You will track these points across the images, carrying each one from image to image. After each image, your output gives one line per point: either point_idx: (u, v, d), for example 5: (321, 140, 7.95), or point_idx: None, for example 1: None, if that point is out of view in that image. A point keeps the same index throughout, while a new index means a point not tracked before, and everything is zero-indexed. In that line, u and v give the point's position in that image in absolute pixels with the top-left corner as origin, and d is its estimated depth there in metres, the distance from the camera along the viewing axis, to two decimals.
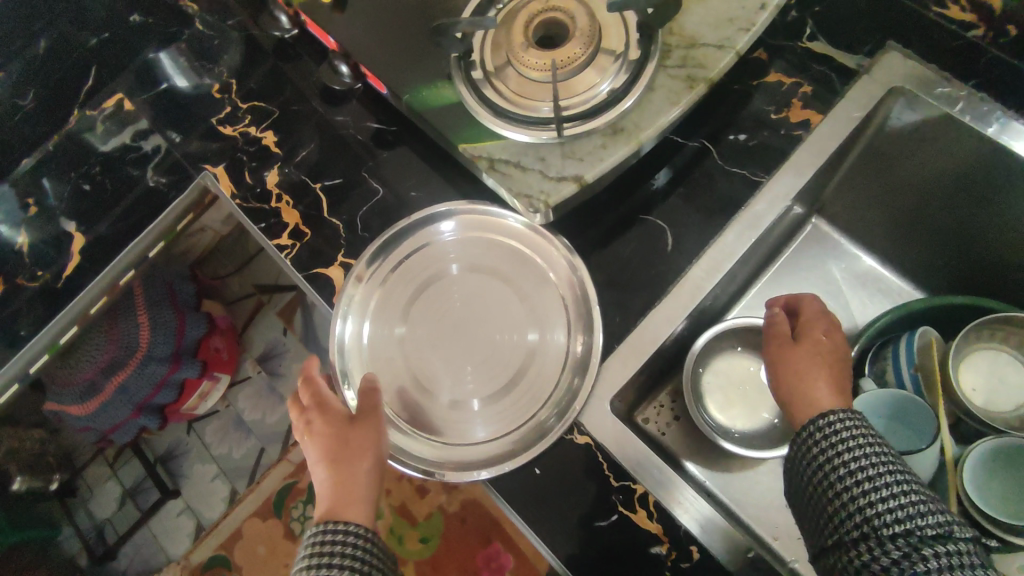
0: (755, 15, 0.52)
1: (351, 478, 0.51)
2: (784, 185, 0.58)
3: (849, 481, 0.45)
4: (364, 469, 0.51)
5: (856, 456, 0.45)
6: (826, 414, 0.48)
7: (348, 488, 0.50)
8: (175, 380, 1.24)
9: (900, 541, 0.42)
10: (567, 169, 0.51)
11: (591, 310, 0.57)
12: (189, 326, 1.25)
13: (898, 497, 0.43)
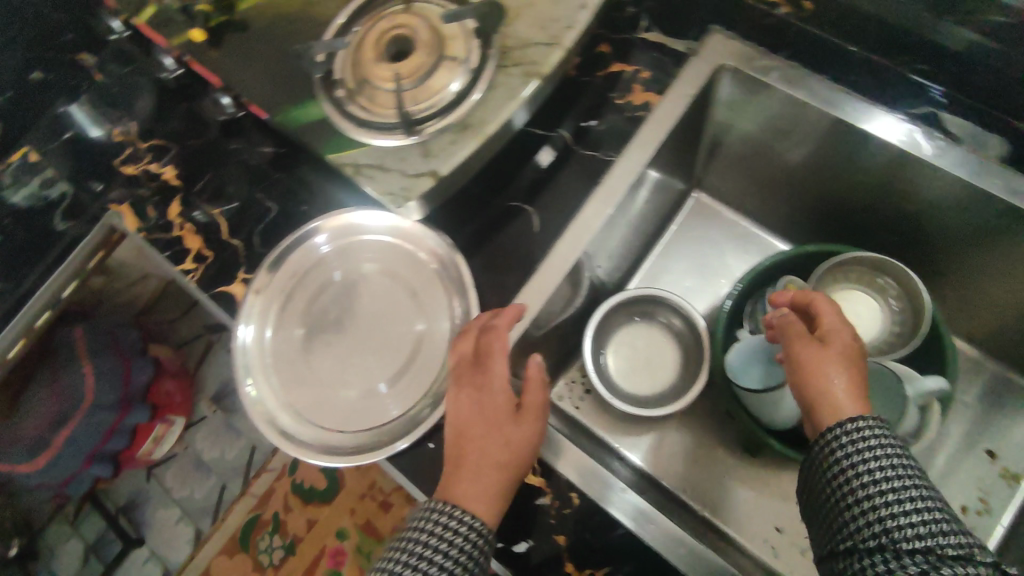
0: (576, 15, 0.59)
1: (489, 459, 0.53)
2: (631, 161, 0.65)
3: (869, 491, 0.44)
4: (498, 457, 0.53)
5: (880, 465, 0.44)
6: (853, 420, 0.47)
7: (481, 468, 0.52)
8: (125, 426, 1.23)
9: (917, 558, 0.40)
10: (424, 166, 0.57)
11: (468, 293, 0.62)
12: (136, 372, 1.23)
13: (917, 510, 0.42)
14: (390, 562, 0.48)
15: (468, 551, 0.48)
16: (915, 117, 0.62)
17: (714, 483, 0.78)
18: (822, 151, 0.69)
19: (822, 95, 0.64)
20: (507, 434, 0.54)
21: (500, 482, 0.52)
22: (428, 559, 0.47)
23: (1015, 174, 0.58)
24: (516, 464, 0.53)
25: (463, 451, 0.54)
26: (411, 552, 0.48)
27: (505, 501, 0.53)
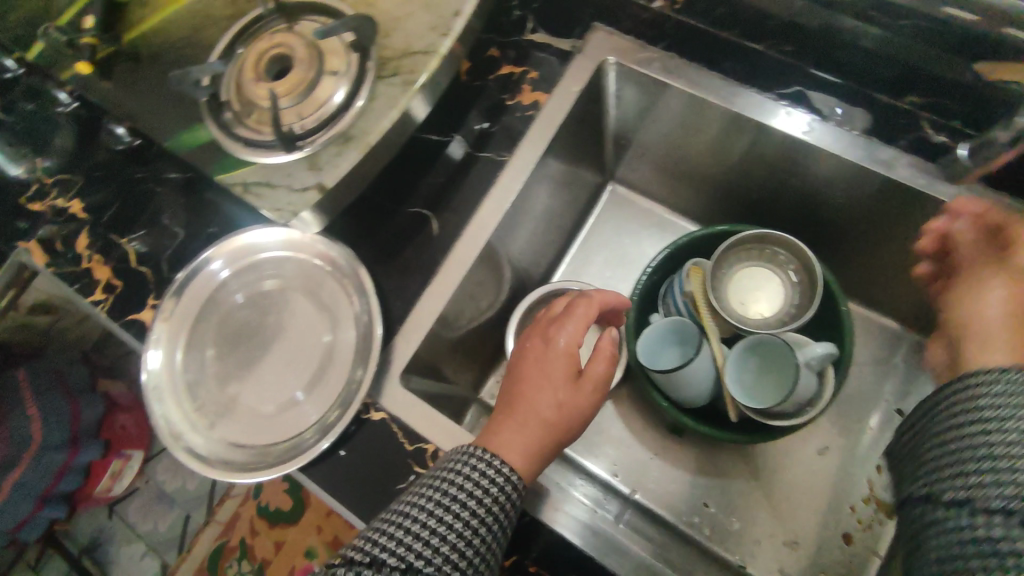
0: (450, 22, 0.60)
1: (536, 415, 0.55)
2: (522, 159, 0.67)
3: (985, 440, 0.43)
4: (544, 414, 0.55)
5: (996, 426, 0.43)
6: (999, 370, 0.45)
7: (525, 422, 0.55)
8: (78, 464, 1.19)
9: None
10: (309, 180, 0.58)
11: (369, 300, 0.63)
12: (86, 409, 1.18)
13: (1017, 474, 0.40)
14: (421, 499, 0.48)
15: (500, 501, 0.49)
16: (785, 97, 0.65)
17: (642, 467, 0.81)
18: (709, 134, 0.71)
19: (700, 84, 0.67)
20: (553, 395, 0.56)
21: (542, 439, 0.54)
22: (461, 503, 0.48)
23: (878, 144, 0.62)
24: (560, 425, 0.56)
25: (513, 407, 0.56)
26: (445, 492, 0.48)
27: (544, 461, 0.55)
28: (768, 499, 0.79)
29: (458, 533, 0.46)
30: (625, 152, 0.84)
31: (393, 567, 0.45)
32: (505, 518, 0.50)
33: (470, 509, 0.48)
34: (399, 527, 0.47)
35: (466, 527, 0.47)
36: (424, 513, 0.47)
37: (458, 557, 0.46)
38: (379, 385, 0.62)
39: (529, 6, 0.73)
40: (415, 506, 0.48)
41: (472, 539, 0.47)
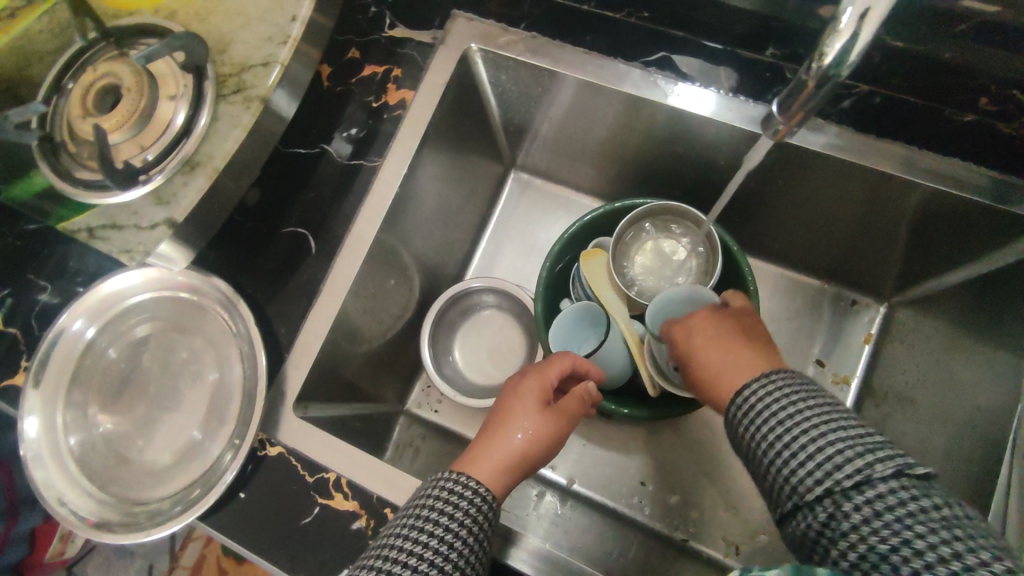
0: (288, 29, 0.59)
1: (508, 443, 0.52)
2: (394, 162, 0.65)
3: (796, 475, 0.42)
4: (517, 442, 0.53)
5: (787, 433, 0.43)
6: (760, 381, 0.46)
7: (495, 449, 0.52)
8: (19, 534, 1.05)
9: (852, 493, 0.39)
10: (157, 215, 0.55)
11: (251, 333, 0.60)
12: (20, 476, 1.02)
13: (871, 457, 0.39)
14: (393, 532, 0.45)
15: (475, 518, 0.46)
16: (650, 66, 0.64)
17: (581, 454, 0.78)
18: (588, 108, 0.69)
19: (566, 62, 0.65)
20: (527, 424, 0.54)
21: (515, 466, 0.52)
22: (433, 523, 0.44)
23: (747, 101, 0.61)
24: (533, 454, 0.53)
25: (489, 432, 0.54)
26: (415, 517, 0.45)
27: (512, 487, 0.52)
28: (709, 474, 0.76)
29: (432, 550, 0.43)
30: (514, 139, 0.82)
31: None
32: (483, 531, 0.46)
33: (442, 527, 0.44)
34: (372, 562, 0.43)
35: (442, 543, 0.43)
36: (397, 540, 0.44)
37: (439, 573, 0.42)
38: (271, 420, 0.59)
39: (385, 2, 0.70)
40: (387, 540, 0.44)
41: (452, 556, 0.43)
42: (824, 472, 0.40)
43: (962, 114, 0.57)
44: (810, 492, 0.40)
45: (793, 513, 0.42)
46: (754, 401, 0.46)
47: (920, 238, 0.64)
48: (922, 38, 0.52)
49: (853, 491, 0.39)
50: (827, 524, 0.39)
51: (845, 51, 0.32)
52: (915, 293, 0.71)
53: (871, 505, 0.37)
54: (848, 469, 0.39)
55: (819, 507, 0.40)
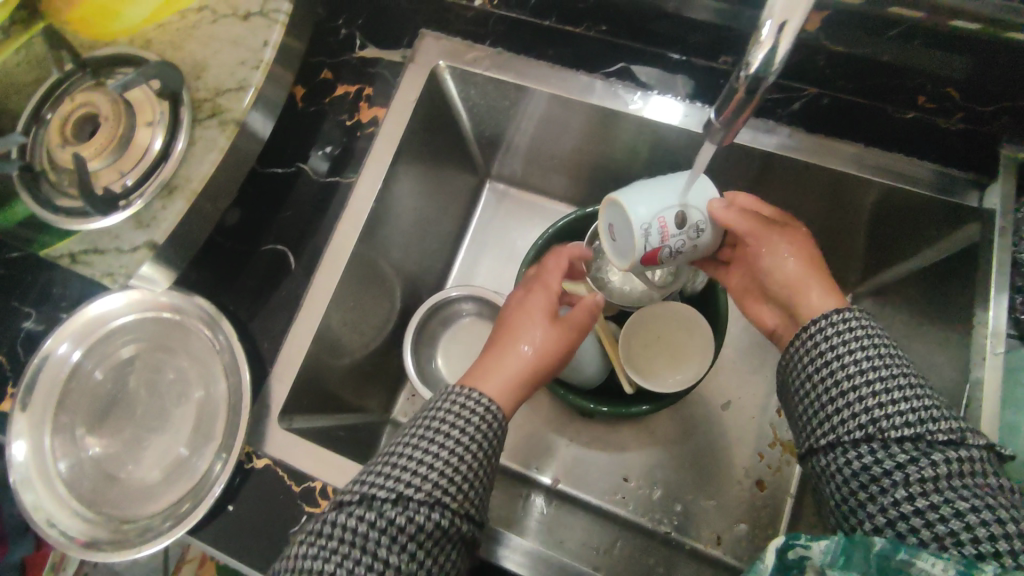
0: (260, 54, 0.61)
1: (521, 351, 0.57)
2: (369, 177, 0.67)
3: (880, 413, 0.44)
4: (530, 350, 0.57)
5: (877, 377, 0.45)
6: (836, 317, 0.48)
7: (508, 358, 0.57)
8: (10, 564, 1.04)
9: (907, 444, 0.42)
10: (138, 238, 0.56)
11: (234, 350, 0.61)
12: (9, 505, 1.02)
13: (934, 417, 0.43)
14: (405, 440, 0.49)
15: (482, 434, 0.50)
16: (611, 77, 0.67)
17: (564, 453, 0.80)
18: (556, 117, 0.72)
19: (530, 76, 0.68)
20: (536, 334, 0.58)
21: (527, 375, 0.56)
22: (444, 437, 0.48)
23: (703, 107, 0.64)
24: (544, 363, 0.58)
25: (503, 342, 0.58)
26: (427, 429, 0.49)
27: (525, 395, 0.57)
28: (689, 466, 0.78)
29: (443, 461, 0.47)
30: (487, 150, 0.84)
31: (383, 498, 0.45)
32: (489, 449, 0.50)
33: (451, 443, 0.48)
34: (385, 467, 0.47)
35: (451, 456, 0.47)
36: (409, 450, 0.48)
37: (446, 483, 0.46)
38: (257, 433, 0.60)
39: (355, 23, 0.73)
40: (399, 448, 0.48)
41: (460, 468, 0.47)
42: (915, 420, 0.43)
43: (904, 112, 0.59)
44: (896, 432, 0.43)
45: (857, 445, 0.44)
46: (850, 325, 0.48)
47: (876, 231, 0.67)
48: (860, 42, 0.54)
49: (941, 446, 0.42)
50: (904, 464, 0.41)
51: (767, 61, 0.35)
52: (874, 282, 0.73)
53: (954, 464, 0.40)
54: (912, 421, 0.43)
55: (893, 449, 0.42)
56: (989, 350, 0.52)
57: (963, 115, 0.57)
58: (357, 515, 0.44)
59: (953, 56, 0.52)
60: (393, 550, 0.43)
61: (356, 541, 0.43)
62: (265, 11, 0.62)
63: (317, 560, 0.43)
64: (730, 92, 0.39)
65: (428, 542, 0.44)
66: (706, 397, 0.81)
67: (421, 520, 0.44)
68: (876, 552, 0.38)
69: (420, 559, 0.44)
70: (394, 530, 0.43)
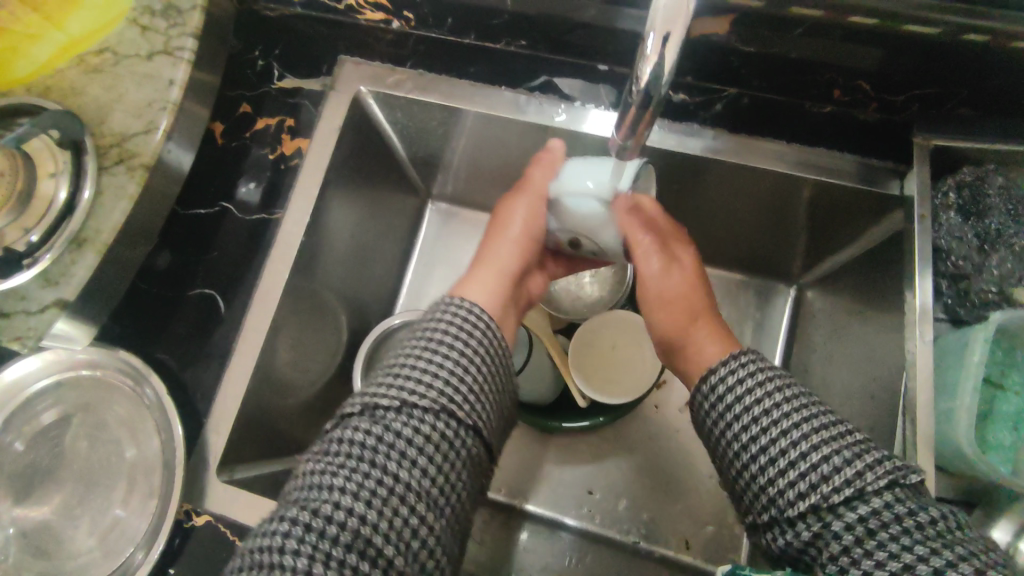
0: (167, 93, 0.60)
1: (501, 252, 0.60)
2: (296, 211, 0.65)
3: (782, 483, 0.43)
4: (507, 252, 0.60)
5: (767, 440, 0.44)
6: (717, 376, 0.49)
7: (489, 260, 0.60)
8: None
9: (809, 514, 0.41)
10: (47, 296, 0.54)
11: (164, 404, 0.58)
12: None
13: (830, 471, 0.41)
14: (408, 350, 0.48)
15: (490, 350, 0.49)
16: (535, 90, 0.66)
17: (527, 473, 0.78)
18: (486, 134, 0.71)
19: (456, 96, 0.67)
20: (511, 235, 0.61)
21: (514, 257, 0.60)
22: (446, 344, 0.47)
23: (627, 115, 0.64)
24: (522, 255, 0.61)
25: (485, 248, 0.62)
26: (429, 337, 0.48)
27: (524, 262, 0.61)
28: (652, 474, 0.77)
29: (447, 368, 0.46)
30: (424, 172, 0.83)
31: (387, 407, 0.44)
32: (494, 362, 0.49)
33: (455, 350, 0.47)
34: (389, 378, 0.46)
35: (455, 364, 0.46)
36: (413, 359, 0.46)
37: (452, 391, 0.45)
38: (195, 489, 0.58)
39: (272, 53, 0.71)
40: (401, 360, 0.47)
41: (463, 379, 0.46)
42: (807, 486, 0.41)
43: (821, 106, 0.60)
44: (793, 509, 0.41)
45: (773, 525, 0.43)
46: (734, 387, 0.47)
47: (813, 226, 0.67)
48: (769, 41, 0.54)
49: (844, 503, 0.40)
50: (812, 541, 0.41)
51: (657, 72, 0.35)
52: (819, 272, 0.73)
53: (860, 526, 0.39)
54: (809, 483, 0.41)
55: (799, 526, 0.41)
56: (917, 336, 0.52)
57: (877, 106, 0.58)
58: (363, 429, 0.43)
59: (862, 48, 0.52)
60: (403, 465, 0.41)
61: (363, 454, 0.41)
62: (170, 49, 0.61)
63: (323, 476, 0.40)
64: (625, 112, 0.39)
65: (436, 454, 0.43)
66: (663, 402, 0.80)
67: (426, 429, 0.43)
68: None
69: (430, 475, 0.42)
70: (399, 441, 0.42)
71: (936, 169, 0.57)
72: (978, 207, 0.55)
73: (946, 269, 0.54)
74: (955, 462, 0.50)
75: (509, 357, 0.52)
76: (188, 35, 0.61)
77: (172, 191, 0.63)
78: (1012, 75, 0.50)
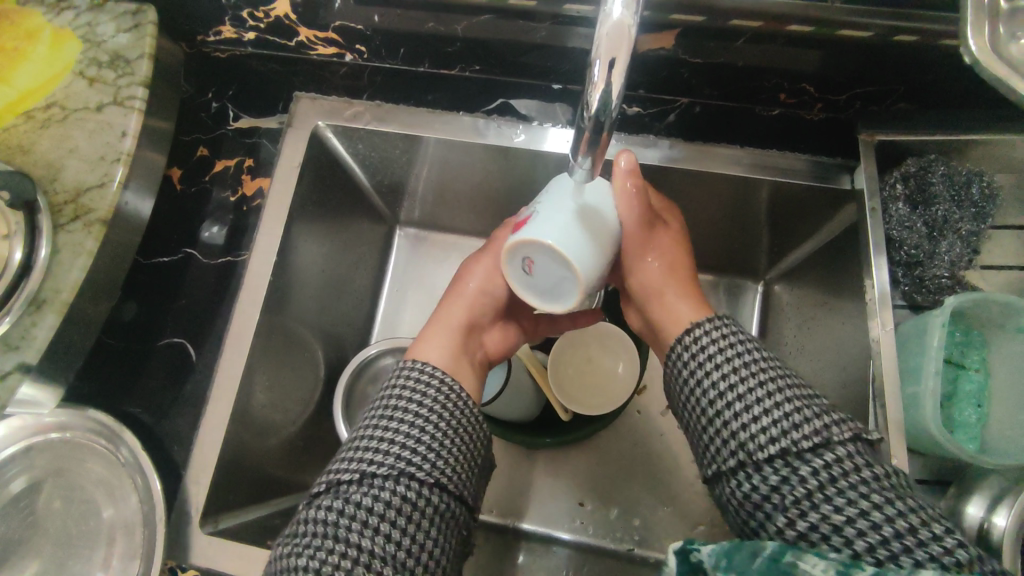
0: (120, 145, 0.59)
1: (462, 297, 0.62)
2: (262, 251, 0.65)
3: (745, 434, 0.45)
4: (465, 310, 0.61)
5: (736, 395, 0.46)
6: (693, 332, 0.51)
7: (447, 309, 0.62)
8: None
9: (775, 462, 0.43)
10: (5, 362, 0.52)
11: (140, 459, 0.57)
12: None
13: (800, 421, 0.43)
14: (366, 422, 0.49)
15: (450, 403, 0.50)
16: (492, 113, 0.68)
17: (518, 492, 0.78)
18: (448, 158, 0.71)
19: (416, 123, 0.68)
20: (471, 282, 0.63)
21: (471, 307, 0.62)
22: (403, 410, 0.49)
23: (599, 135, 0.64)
24: (484, 300, 0.63)
25: (447, 295, 0.64)
26: (387, 405, 0.49)
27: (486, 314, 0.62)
28: (641, 480, 0.78)
29: (405, 434, 0.47)
30: (389, 200, 0.83)
31: (348, 480, 0.45)
32: (457, 416, 0.50)
33: (412, 410, 0.48)
34: (351, 452, 0.47)
35: (411, 425, 0.47)
36: (371, 430, 0.48)
37: (410, 456, 0.46)
38: (178, 544, 0.56)
39: (227, 94, 0.70)
40: (362, 431, 0.49)
41: (423, 438, 0.47)
42: (769, 438, 0.43)
43: (770, 109, 0.62)
44: (762, 452, 0.43)
45: (734, 473, 0.45)
46: (718, 348, 0.49)
47: (775, 223, 0.69)
48: (714, 51, 0.55)
49: (806, 453, 0.42)
50: (776, 485, 0.42)
51: (607, 98, 0.36)
52: (784, 267, 0.75)
53: (814, 478, 0.41)
54: (774, 432, 0.43)
55: (759, 477, 0.43)
56: (879, 324, 0.53)
57: (822, 107, 0.60)
58: (326, 506, 0.44)
59: (806, 50, 0.54)
60: (364, 535, 0.42)
61: (326, 532, 0.43)
62: (119, 99, 0.60)
63: (292, 559, 0.42)
64: (575, 139, 0.40)
65: (399, 519, 0.43)
66: (645, 408, 0.81)
67: (387, 495, 0.44)
68: (764, 558, 0.38)
69: (395, 539, 0.43)
70: (361, 513, 0.43)
71: (883, 162, 0.60)
72: (925, 195, 0.57)
73: (901, 258, 0.56)
74: (924, 442, 0.51)
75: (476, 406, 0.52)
76: (139, 84, 0.61)
77: (131, 242, 0.62)
78: (945, 70, 0.52)
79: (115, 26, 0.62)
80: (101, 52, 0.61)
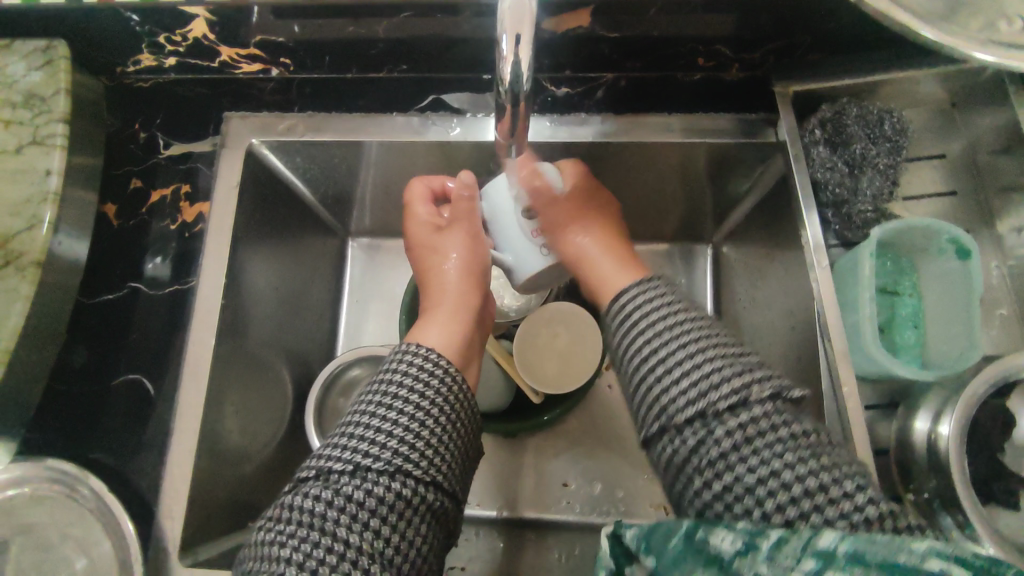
0: (45, 183, 0.57)
1: (451, 287, 0.63)
2: (210, 276, 0.64)
3: (695, 386, 0.44)
4: (455, 292, 0.62)
5: (691, 345, 0.46)
6: (638, 298, 0.51)
7: (440, 299, 0.62)
8: None
9: (728, 414, 0.43)
10: None
11: (107, 501, 0.55)
12: None
13: (751, 376, 0.44)
14: (358, 410, 0.49)
15: (446, 395, 0.50)
16: (425, 110, 0.69)
17: (503, 483, 0.78)
18: (389, 160, 0.72)
19: (348, 130, 0.69)
20: (451, 266, 0.64)
21: (462, 288, 0.63)
22: (400, 400, 0.48)
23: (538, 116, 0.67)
24: (470, 277, 0.64)
25: (430, 287, 0.64)
26: (383, 393, 0.49)
27: (477, 288, 0.64)
28: (620, 451, 0.79)
29: (403, 426, 0.47)
30: (337, 211, 0.82)
31: (340, 471, 0.44)
32: (456, 408, 0.51)
33: (412, 400, 0.49)
34: (343, 441, 0.47)
35: (411, 420, 0.47)
36: (363, 418, 0.48)
37: (406, 450, 0.46)
38: None
39: (154, 122, 0.70)
40: (354, 420, 0.48)
41: (421, 432, 0.47)
42: (721, 391, 0.44)
43: (691, 74, 0.63)
44: (714, 403, 0.43)
45: (683, 430, 0.44)
46: (641, 315, 0.50)
47: (712, 185, 0.71)
48: (629, 23, 0.56)
49: (756, 408, 0.43)
50: (727, 436, 0.42)
51: (516, 70, 0.37)
52: (728, 227, 0.77)
53: (740, 431, 0.42)
54: (728, 384, 0.44)
55: (690, 431, 0.43)
56: (817, 264, 0.56)
57: (739, 67, 0.61)
58: (313, 495, 0.43)
59: (718, 15, 0.55)
60: (353, 529, 0.42)
61: (312, 523, 0.42)
62: (39, 137, 0.59)
63: (274, 547, 0.41)
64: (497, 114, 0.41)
65: (389, 517, 0.44)
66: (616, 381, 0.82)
67: (379, 491, 0.44)
68: (679, 536, 0.37)
69: (384, 535, 0.43)
70: (351, 506, 0.43)
71: (801, 112, 0.62)
72: (843, 136, 0.60)
73: (828, 199, 0.59)
74: (868, 370, 0.54)
75: (472, 399, 0.53)
76: (58, 121, 0.59)
77: (71, 282, 0.60)
78: (846, 19, 0.54)
79: (26, 64, 0.60)
80: (13, 93, 0.60)
